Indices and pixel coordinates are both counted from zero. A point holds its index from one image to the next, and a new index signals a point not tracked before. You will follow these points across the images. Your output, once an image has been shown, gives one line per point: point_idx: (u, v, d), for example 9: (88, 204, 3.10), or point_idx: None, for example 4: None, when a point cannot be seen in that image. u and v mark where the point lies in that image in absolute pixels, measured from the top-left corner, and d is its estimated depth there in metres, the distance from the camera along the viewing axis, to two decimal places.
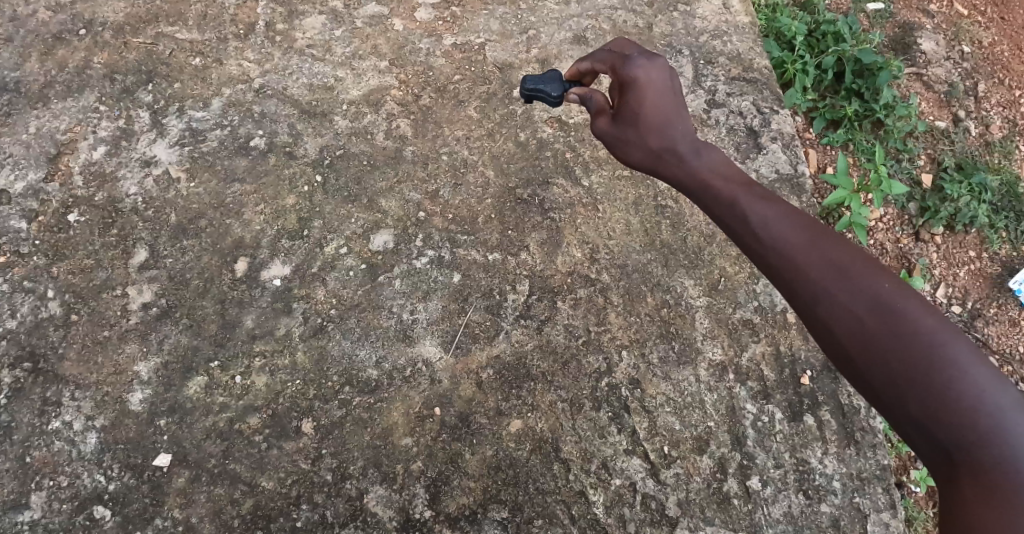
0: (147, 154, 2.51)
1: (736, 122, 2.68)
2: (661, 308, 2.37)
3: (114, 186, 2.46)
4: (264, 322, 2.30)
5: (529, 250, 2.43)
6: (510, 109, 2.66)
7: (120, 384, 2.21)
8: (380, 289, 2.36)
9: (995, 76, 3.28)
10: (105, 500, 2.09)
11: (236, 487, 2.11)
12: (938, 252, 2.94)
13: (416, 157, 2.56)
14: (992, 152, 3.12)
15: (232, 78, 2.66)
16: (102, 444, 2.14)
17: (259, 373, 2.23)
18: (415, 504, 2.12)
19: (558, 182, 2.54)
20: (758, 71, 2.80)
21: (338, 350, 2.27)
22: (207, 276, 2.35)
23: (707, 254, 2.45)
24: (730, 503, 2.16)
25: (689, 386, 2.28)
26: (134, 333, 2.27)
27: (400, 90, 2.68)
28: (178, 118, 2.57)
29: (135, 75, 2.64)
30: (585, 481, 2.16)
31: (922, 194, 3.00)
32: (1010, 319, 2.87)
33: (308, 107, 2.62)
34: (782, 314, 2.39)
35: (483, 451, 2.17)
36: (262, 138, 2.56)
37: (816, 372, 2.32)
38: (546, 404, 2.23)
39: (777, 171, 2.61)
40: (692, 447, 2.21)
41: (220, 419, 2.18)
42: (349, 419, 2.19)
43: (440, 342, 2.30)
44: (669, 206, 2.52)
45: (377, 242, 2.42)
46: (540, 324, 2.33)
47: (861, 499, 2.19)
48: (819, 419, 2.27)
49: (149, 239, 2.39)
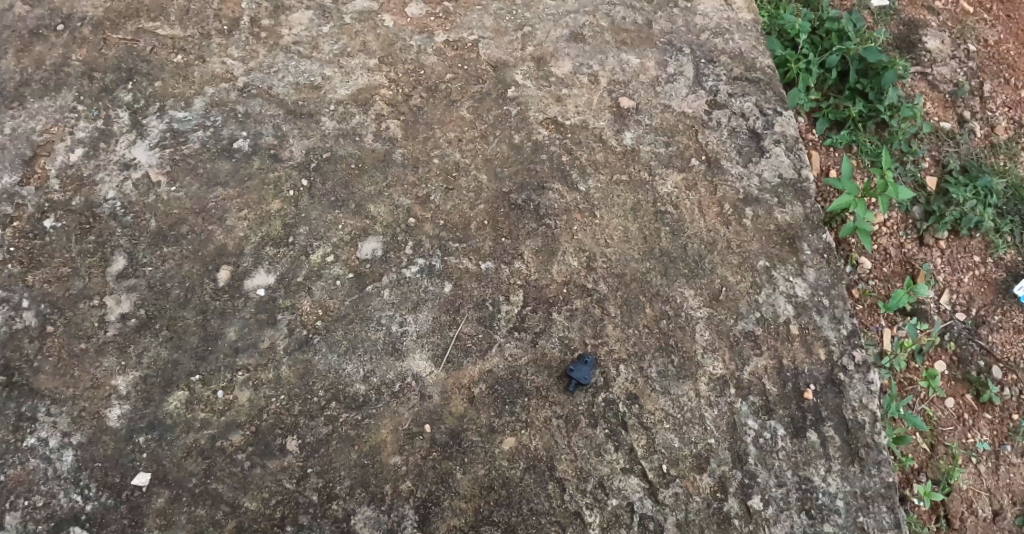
0: (126, 156, 2.41)
1: (738, 124, 2.59)
2: (660, 319, 2.28)
3: (92, 190, 2.36)
4: (247, 334, 2.21)
5: (523, 259, 2.34)
6: (504, 109, 2.57)
7: (98, 400, 2.12)
8: (368, 300, 2.27)
9: (1001, 76, 3.19)
10: (81, 521, 2.01)
11: (217, 507, 2.03)
12: (943, 257, 2.86)
13: (406, 160, 2.46)
14: (997, 154, 3.03)
15: (215, 76, 2.56)
16: (79, 462, 2.06)
17: (242, 388, 2.15)
18: (404, 525, 2.04)
19: (554, 186, 2.45)
20: (762, 70, 2.70)
21: (324, 364, 2.19)
22: (188, 285, 2.26)
23: (708, 263, 2.36)
24: (730, 524, 2.08)
25: (689, 401, 2.19)
26: (112, 346, 2.18)
27: (390, 90, 2.58)
28: (159, 118, 2.47)
29: (115, 73, 2.54)
30: (581, 501, 2.08)
31: (927, 198, 2.91)
32: (1013, 326, 2.78)
33: (293, 107, 2.52)
34: (785, 325, 2.30)
35: (475, 470, 2.10)
36: (245, 140, 2.46)
37: (820, 386, 2.24)
38: (541, 420, 2.15)
39: (781, 176, 2.51)
40: (692, 465, 2.13)
41: (202, 436, 2.10)
42: (336, 436, 2.11)
43: (430, 355, 2.21)
44: (669, 213, 2.43)
45: (365, 250, 2.33)
46: (534, 336, 2.24)
47: (865, 519, 2.12)
48: (823, 436, 2.19)
49: (128, 245, 2.30)
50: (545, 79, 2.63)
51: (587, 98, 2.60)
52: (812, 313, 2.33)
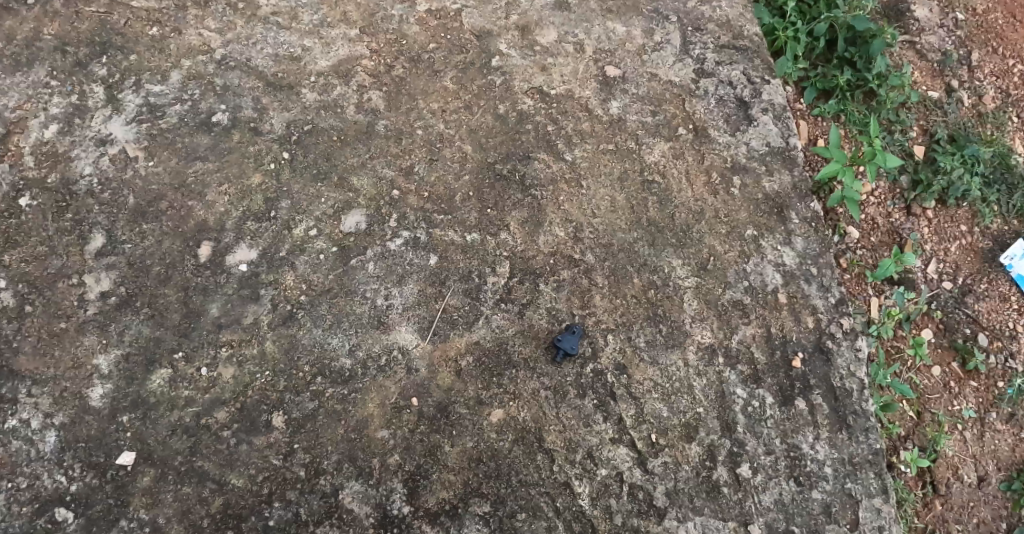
0: (102, 132, 2.35)
1: (726, 92, 2.55)
2: (648, 289, 2.26)
3: (68, 167, 2.31)
4: (230, 310, 2.18)
5: (509, 230, 2.31)
6: (488, 79, 2.53)
7: (79, 379, 2.08)
8: (352, 274, 2.24)
9: (989, 45, 3.17)
10: (66, 502, 1.98)
11: (204, 485, 2.01)
12: (930, 226, 2.85)
13: (389, 131, 2.43)
14: (984, 124, 3.02)
15: (191, 49, 2.50)
16: (62, 443, 2.03)
17: (226, 365, 2.12)
18: (393, 499, 2.02)
19: (539, 156, 2.42)
20: (749, 38, 2.66)
21: (309, 339, 2.16)
22: (168, 262, 2.22)
23: (696, 232, 2.34)
24: (720, 492, 2.08)
25: (677, 370, 2.18)
26: (92, 325, 2.14)
27: (371, 60, 2.53)
28: (135, 93, 2.42)
29: (88, 48, 2.47)
30: (570, 472, 2.07)
31: (914, 166, 2.90)
32: (1000, 294, 2.78)
33: (273, 79, 2.47)
34: (773, 294, 2.29)
35: (463, 443, 2.08)
36: (224, 113, 2.41)
37: (808, 354, 2.24)
38: (529, 392, 2.14)
39: (768, 145, 2.48)
40: (681, 435, 2.13)
41: (186, 414, 2.07)
42: (322, 411, 2.09)
43: (416, 328, 2.19)
44: (656, 182, 2.41)
45: (349, 223, 2.29)
46: (522, 308, 2.22)
47: (853, 485, 2.12)
48: (811, 404, 2.18)
49: (106, 223, 2.25)
50: (529, 48, 2.58)
51: (573, 67, 2.56)
52: (800, 281, 2.32)
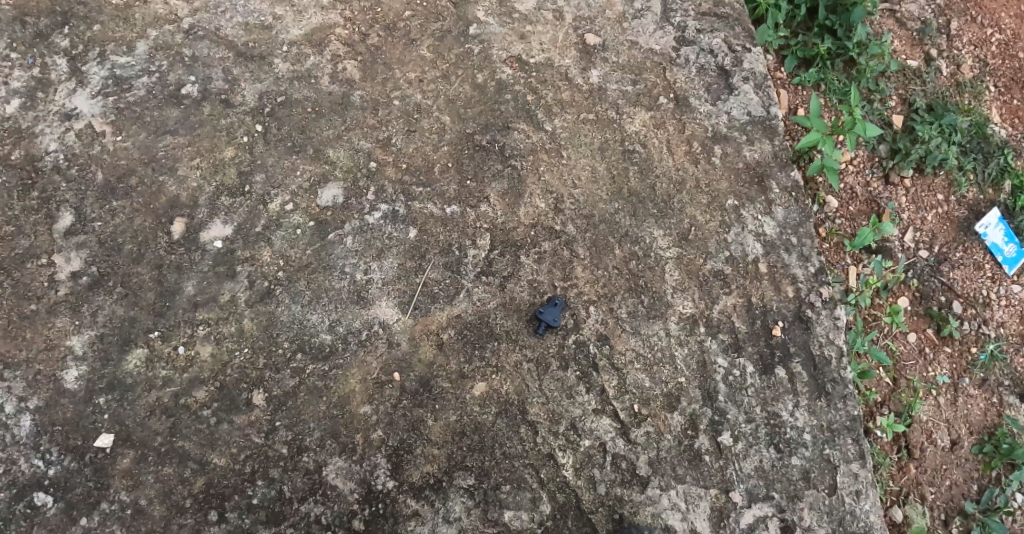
0: (67, 106, 2.28)
1: (707, 60, 2.53)
2: (630, 261, 2.25)
3: (32, 143, 2.23)
4: (207, 288, 2.13)
5: (489, 202, 2.28)
6: (465, 48, 2.48)
7: (52, 362, 2.03)
8: (330, 248, 2.20)
9: (968, 14, 3.17)
10: (45, 486, 1.94)
11: (185, 465, 1.99)
12: (907, 195, 2.86)
13: (365, 102, 2.38)
14: (962, 93, 3.03)
15: (157, 19, 2.41)
16: (38, 427, 1.98)
17: (203, 343, 2.08)
18: (377, 475, 2.01)
19: (519, 126, 2.38)
20: (730, 5, 2.62)
21: (288, 315, 2.12)
22: (140, 240, 2.17)
23: (677, 202, 2.33)
24: (702, 460, 2.10)
25: (660, 340, 2.18)
26: (64, 306, 2.08)
27: (345, 29, 2.47)
28: (100, 64, 2.33)
29: (48, 17, 2.37)
30: (554, 444, 2.07)
31: (893, 136, 2.91)
32: (974, 262, 2.82)
33: (243, 49, 2.40)
34: (754, 263, 2.29)
35: (446, 417, 2.07)
36: (194, 85, 2.34)
37: (788, 322, 2.25)
38: (512, 365, 2.13)
39: (749, 114, 2.47)
40: (663, 405, 2.13)
41: (165, 394, 2.03)
42: (303, 388, 2.06)
43: (397, 302, 2.16)
44: (637, 151, 2.39)
45: (325, 197, 2.25)
46: (503, 280, 2.20)
47: (832, 451, 2.15)
48: (790, 371, 2.20)
49: (74, 201, 2.19)
50: (507, 16, 2.53)
51: (551, 35, 2.52)
52: (780, 251, 2.32)
